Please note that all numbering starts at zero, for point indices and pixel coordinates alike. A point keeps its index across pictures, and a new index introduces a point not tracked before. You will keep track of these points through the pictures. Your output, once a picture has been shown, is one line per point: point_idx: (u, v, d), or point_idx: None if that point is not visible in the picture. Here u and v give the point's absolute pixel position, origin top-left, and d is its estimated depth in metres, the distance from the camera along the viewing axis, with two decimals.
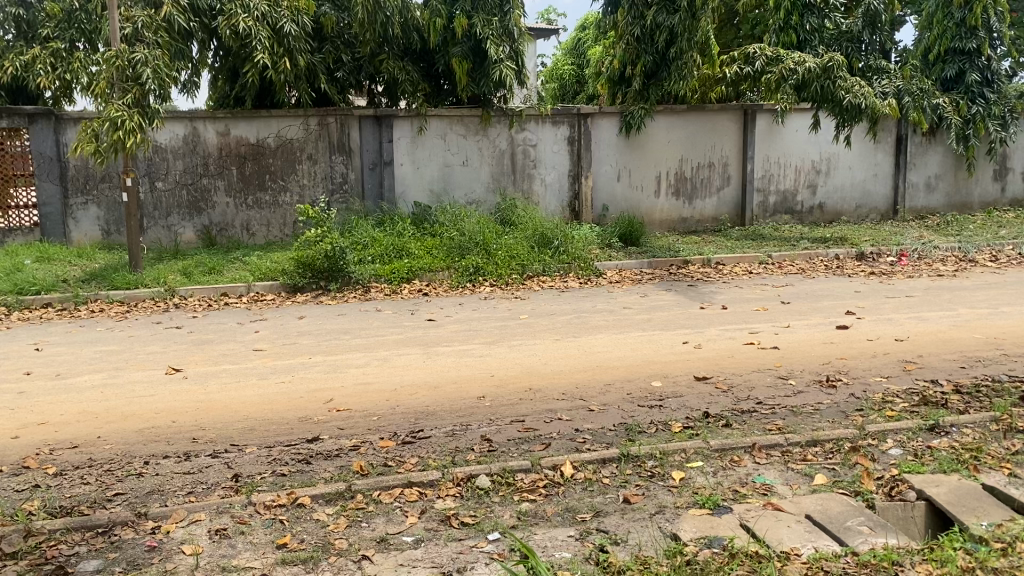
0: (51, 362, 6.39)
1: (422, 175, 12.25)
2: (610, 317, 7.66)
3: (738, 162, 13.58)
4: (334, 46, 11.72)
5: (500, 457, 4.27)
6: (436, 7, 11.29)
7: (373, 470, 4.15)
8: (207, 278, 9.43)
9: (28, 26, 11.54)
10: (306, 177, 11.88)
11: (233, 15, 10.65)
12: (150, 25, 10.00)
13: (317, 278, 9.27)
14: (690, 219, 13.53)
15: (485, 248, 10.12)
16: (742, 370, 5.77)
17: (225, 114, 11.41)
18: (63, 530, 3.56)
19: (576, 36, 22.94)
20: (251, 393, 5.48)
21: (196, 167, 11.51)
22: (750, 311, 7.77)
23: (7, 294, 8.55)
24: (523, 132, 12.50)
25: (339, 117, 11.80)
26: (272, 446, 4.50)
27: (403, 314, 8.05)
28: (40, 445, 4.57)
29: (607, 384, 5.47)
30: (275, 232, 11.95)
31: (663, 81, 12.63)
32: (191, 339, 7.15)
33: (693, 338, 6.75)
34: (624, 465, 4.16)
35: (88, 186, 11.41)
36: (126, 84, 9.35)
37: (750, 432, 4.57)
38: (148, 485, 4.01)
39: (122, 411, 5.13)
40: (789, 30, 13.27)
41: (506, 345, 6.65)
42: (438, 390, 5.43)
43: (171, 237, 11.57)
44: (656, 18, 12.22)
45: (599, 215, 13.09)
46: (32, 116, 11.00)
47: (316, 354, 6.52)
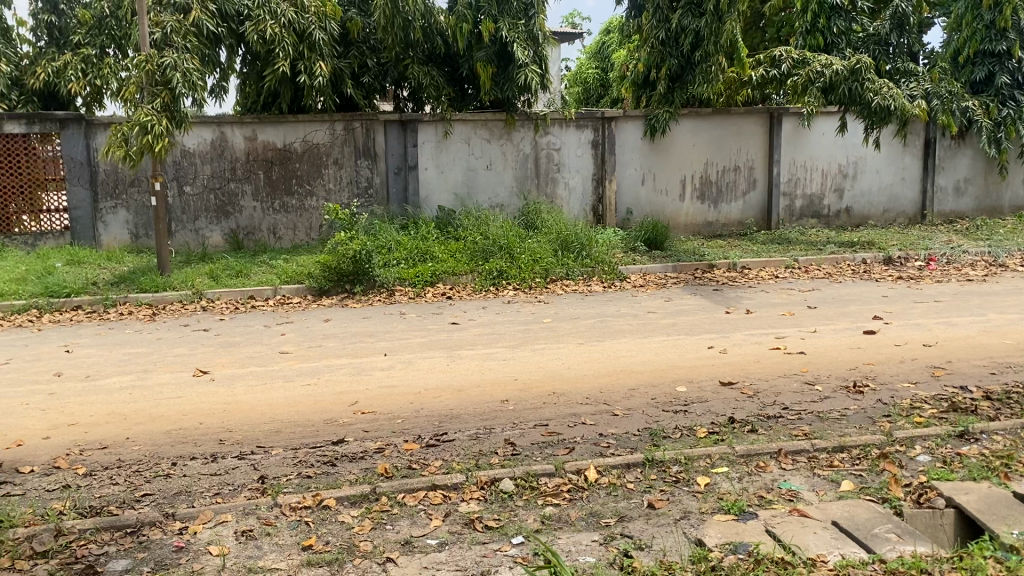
0: (81, 364, 6.48)
1: (447, 179, 12.29)
2: (634, 321, 7.64)
3: (764, 165, 13.50)
4: (359, 52, 11.84)
5: (524, 461, 4.27)
6: (462, 12, 11.32)
7: (398, 472, 4.17)
8: (233, 281, 9.52)
9: (60, 32, 11.87)
10: (331, 182, 11.97)
11: (261, 21, 10.77)
12: (179, 30, 10.12)
13: (342, 280, 9.32)
14: (716, 223, 13.46)
15: (509, 251, 10.14)
16: (768, 375, 5.73)
17: (252, 119, 11.51)
18: (93, 529, 3.61)
19: (600, 40, 22.88)
20: (278, 395, 5.51)
21: (224, 172, 11.61)
22: (775, 316, 7.72)
23: (38, 297, 8.67)
24: (547, 136, 12.51)
25: (365, 122, 11.89)
26: (297, 448, 4.53)
27: (426, 318, 8.09)
28: (71, 445, 4.63)
29: (632, 389, 5.46)
30: (302, 236, 12.04)
31: (687, 85, 12.51)
32: (218, 341, 7.22)
33: (719, 342, 6.72)
34: (649, 471, 4.15)
35: (117, 190, 11.54)
36: (156, 89, 9.48)
37: (776, 438, 4.53)
38: (176, 486, 4.05)
39: (150, 412, 5.19)
40: (816, 33, 13.20)
41: (529, 349, 6.65)
42: (462, 394, 5.44)
43: (199, 240, 11.68)
44: (682, 22, 12.11)
45: (624, 219, 13.08)
46: (64, 121, 11.17)
47: (341, 356, 6.57)
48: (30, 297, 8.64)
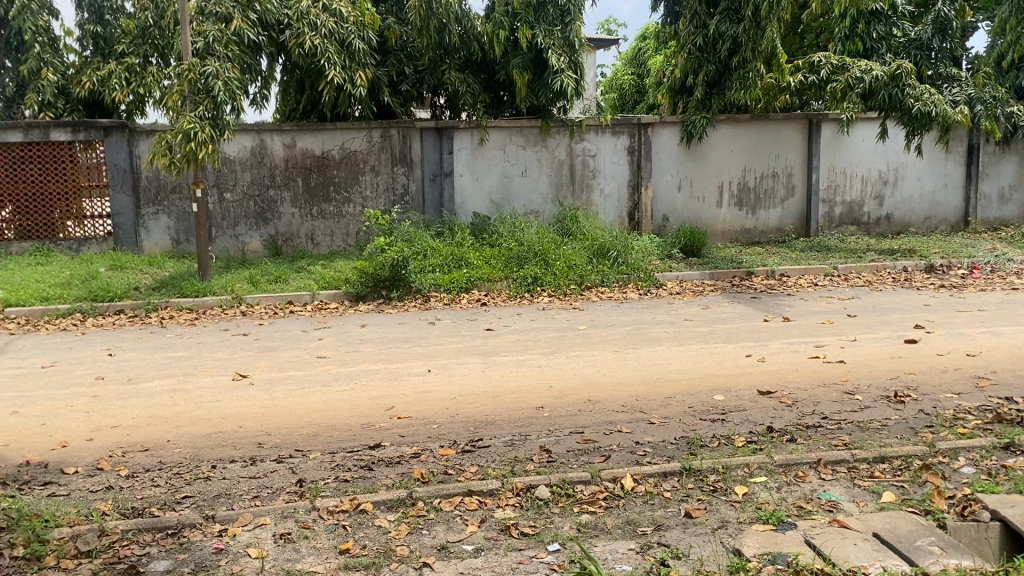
0: (124, 367, 6.58)
1: (483, 186, 12.32)
2: (671, 329, 7.59)
3: (802, 172, 13.37)
4: (397, 59, 11.94)
5: (559, 468, 4.26)
6: (499, 19, 11.30)
7: (434, 477, 4.18)
8: (274, 286, 9.64)
9: (105, 42, 12.01)
10: (368, 188, 12.06)
11: (302, 34, 10.88)
12: (221, 39, 10.31)
13: (378, 287, 9.42)
14: (754, 230, 13.35)
15: (545, 258, 10.13)
16: (807, 384, 5.66)
17: (291, 127, 11.64)
18: (135, 530, 3.66)
19: (637, 46, 22.82)
20: (316, 399, 5.56)
21: (264, 179, 11.76)
22: (814, 325, 7.62)
23: (81, 301, 8.84)
24: (582, 142, 12.49)
25: (401, 129, 11.96)
26: (335, 452, 4.56)
27: (461, 324, 8.10)
28: (113, 447, 4.70)
29: (668, 397, 5.42)
30: (340, 242, 12.15)
31: (725, 90, 12.56)
32: (257, 346, 7.30)
33: (757, 351, 6.65)
34: (687, 479, 4.11)
35: (159, 197, 11.71)
36: (198, 97, 9.63)
37: (816, 447, 4.48)
38: (216, 489, 4.10)
39: (191, 416, 5.25)
40: (855, 38, 13.13)
41: (564, 356, 6.64)
42: (498, 400, 5.44)
43: (239, 246, 11.84)
44: (719, 27, 12.10)
45: (660, 225, 13.01)
46: (107, 128, 11.37)
47: (378, 361, 6.61)
48: (74, 302, 8.81)
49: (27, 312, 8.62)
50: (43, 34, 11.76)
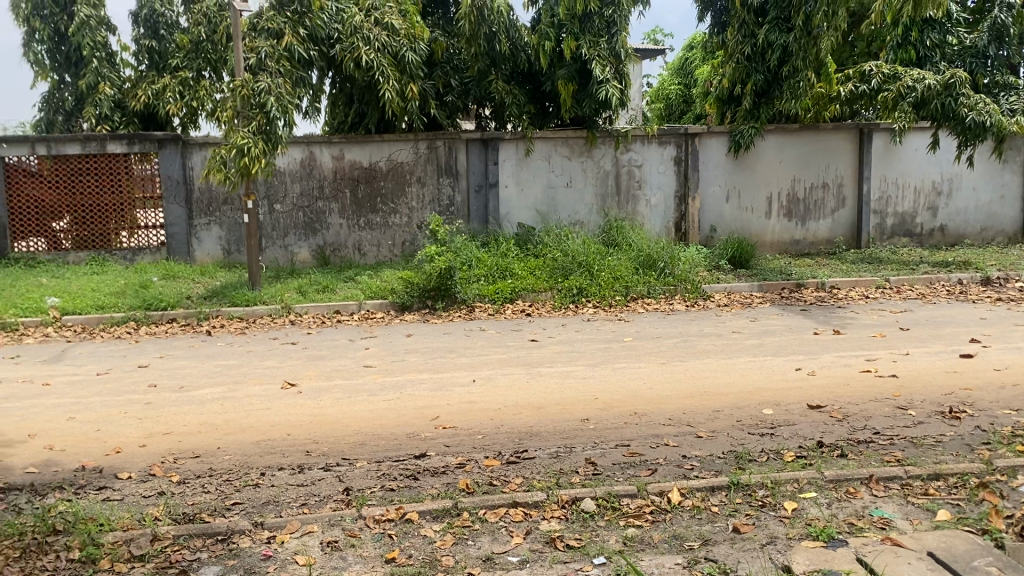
0: (175, 375, 6.70)
1: (528, 197, 12.34)
2: (718, 342, 7.51)
3: (852, 182, 13.16)
4: (443, 71, 12.10)
5: (605, 481, 4.23)
6: (545, 30, 11.34)
7: (479, 488, 4.18)
8: (321, 296, 9.75)
9: (159, 57, 12.31)
10: (415, 200, 12.16)
11: (355, 49, 11.05)
12: (273, 55, 10.21)
13: (424, 297, 9.48)
14: (803, 241, 13.17)
15: (589, 268, 10.09)
16: (859, 399, 5.55)
17: (339, 139, 11.78)
18: (186, 535, 3.72)
19: (683, 56, 22.73)
20: (363, 408, 5.60)
21: (312, 191, 11.93)
22: (865, 338, 7.48)
23: (136, 309, 9.03)
24: (628, 153, 12.46)
25: (447, 141, 12.05)
26: (381, 461, 4.59)
27: (506, 334, 8.11)
28: (166, 454, 4.78)
29: (716, 411, 5.35)
30: (386, 252, 12.26)
31: (774, 100, 12.29)
32: (305, 354, 7.38)
33: (807, 364, 6.55)
34: (734, 494, 4.06)
35: (211, 208, 11.92)
36: (251, 113, 9.77)
37: (867, 463, 4.39)
38: (265, 496, 4.15)
39: (240, 423, 5.32)
40: (908, 47, 13.08)
41: (610, 368, 6.60)
42: (543, 411, 5.43)
43: (288, 256, 12.01)
44: (769, 36, 11.88)
45: (707, 236, 12.91)
46: (161, 141, 11.64)
47: (423, 371, 6.64)
48: (129, 310, 8.99)
49: (83, 321, 8.83)
50: (101, 49, 12.10)
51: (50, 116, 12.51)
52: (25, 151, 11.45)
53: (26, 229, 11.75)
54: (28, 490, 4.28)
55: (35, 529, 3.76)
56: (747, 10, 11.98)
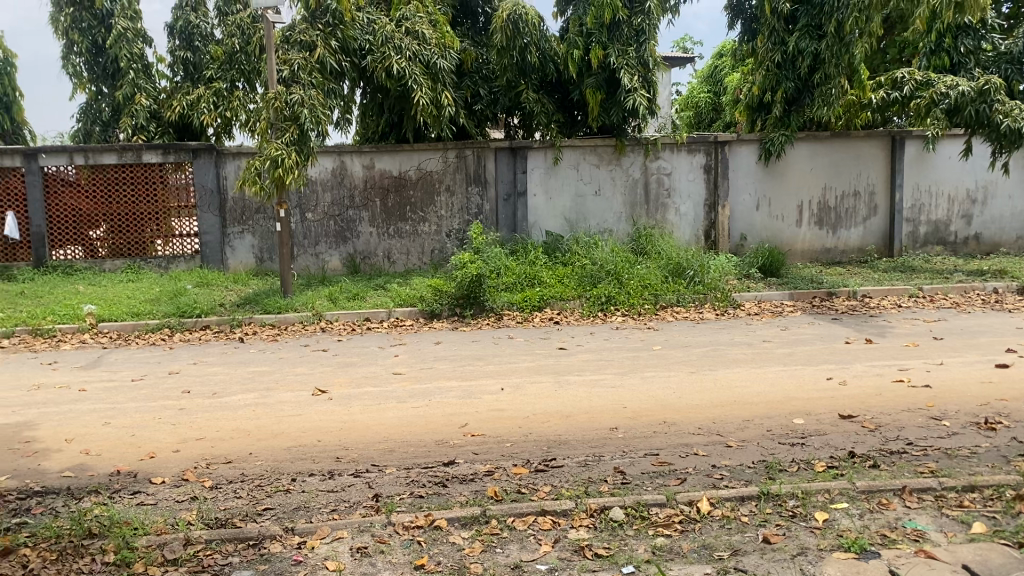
0: (208, 381, 6.78)
1: (557, 205, 12.35)
2: (748, 351, 7.46)
3: (885, 190, 13.03)
4: (472, 81, 12.15)
5: (634, 490, 4.22)
6: (573, 39, 11.38)
7: (507, 496, 4.18)
8: (351, 303, 9.82)
9: (194, 68, 12.51)
10: (443, 208, 12.24)
11: (387, 58, 11.13)
12: (306, 67, 10.42)
13: (453, 305, 9.52)
14: (835, 249, 13.04)
15: (618, 277, 10.07)
16: (890, 409, 5.49)
17: (370, 149, 11.88)
18: (218, 540, 3.76)
19: (713, 64, 22.66)
20: (393, 415, 5.64)
21: (343, 200, 12.04)
22: (898, 347, 7.39)
23: (170, 316, 9.16)
24: (657, 161, 12.43)
25: (476, 149, 12.10)
26: (410, 468, 4.61)
27: (535, 342, 8.12)
28: (199, 459, 4.84)
29: (746, 420, 5.32)
30: (415, 260, 12.34)
31: (805, 108, 12.29)
32: (336, 362, 7.45)
33: (838, 374, 6.48)
34: (765, 504, 4.03)
35: (244, 217, 12.07)
36: (284, 124, 9.88)
37: (900, 474, 4.34)
38: (296, 501, 4.19)
39: (272, 429, 5.38)
40: (941, 53, 12.99)
41: (639, 377, 6.58)
42: (571, 420, 5.43)
43: (319, 264, 12.14)
44: (799, 44, 11.82)
45: (738, 244, 12.83)
46: (195, 151, 11.81)
47: (452, 379, 6.66)
48: (163, 317, 9.13)
49: (118, 328, 8.97)
50: (137, 61, 12.31)
51: (87, 127, 12.77)
52: (63, 161, 11.70)
53: (64, 237, 11.96)
54: (64, 493, 4.36)
55: (71, 532, 3.83)
56: (778, 17, 11.91)
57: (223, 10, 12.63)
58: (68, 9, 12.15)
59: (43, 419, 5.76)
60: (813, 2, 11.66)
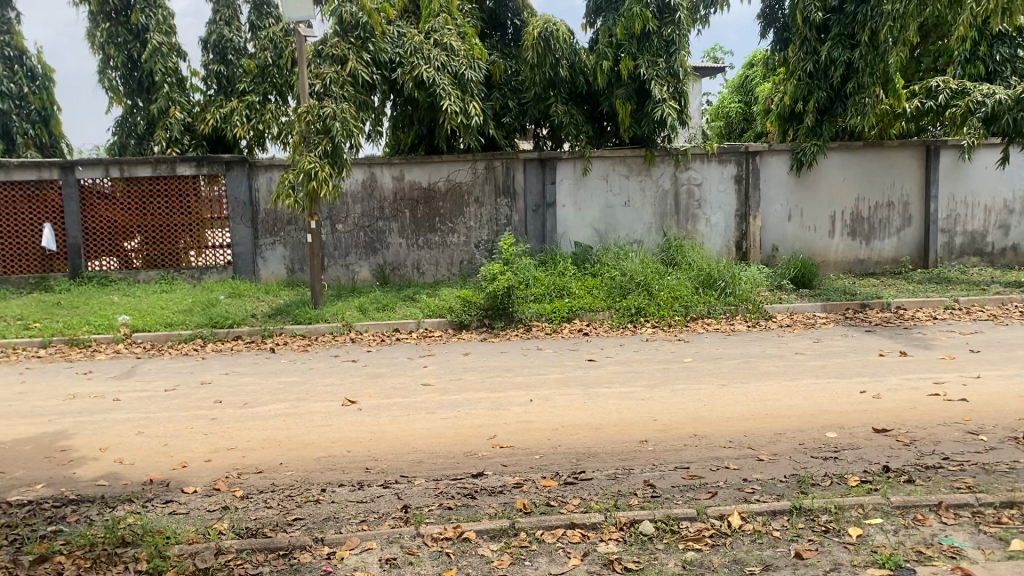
0: (239, 391, 6.85)
1: (586, 216, 12.34)
2: (780, 363, 7.38)
3: (919, 200, 12.87)
4: (501, 94, 12.21)
5: (664, 504, 4.18)
6: (603, 50, 11.42)
7: (536, 508, 4.17)
8: (381, 314, 9.87)
9: (227, 81, 12.70)
10: (472, 219, 12.28)
11: (415, 67, 11.20)
12: (337, 80, 10.55)
13: (482, 316, 9.54)
14: (868, 260, 12.88)
15: (648, 288, 10.02)
16: (925, 423, 5.39)
17: (400, 160, 11.97)
18: (249, 550, 3.79)
19: (743, 74, 22.54)
20: (421, 426, 5.65)
21: (373, 211, 12.13)
22: (933, 360, 7.28)
23: (203, 326, 9.27)
24: (687, 171, 12.38)
25: (505, 160, 12.13)
26: (439, 479, 4.62)
27: (564, 354, 8.10)
28: (230, 469, 4.88)
29: (778, 434, 5.25)
30: (444, 271, 12.38)
31: (838, 117, 12.16)
32: (365, 372, 7.48)
33: (872, 387, 6.39)
34: (797, 519, 3.97)
35: (276, 228, 12.19)
36: (316, 137, 9.96)
37: (936, 489, 4.26)
38: (325, 512, 4.20)
39: (302, 439, 5.41)
40: (976, 61, 12.75)
41: (669, 389, 6.53)
42: (600, 432, 5.40)
43: (349, 275, 12.23)
44: (832, 53, 11.74)
45: (769, 255, 12.72)
46: (228, 163, 11.96)
47: (481, 390, 6.66)
48: (196, 328, 9.23)
49: (152, 338, 9.08)
50: (171, 75, 12.48)
51: (123, 140, 13.00)
52: (99, 174, 11.90)
53: (100, 248, 12.16)
54: (98, 502, 4.41)
55: (105, 540, 3.87)
56: (810, 26, 11.83)
57: (255, 24, 12.81)
58: (104, 25, 12.33)
59: (79, 428, 5.85)
60: (846, 12, 11.62)
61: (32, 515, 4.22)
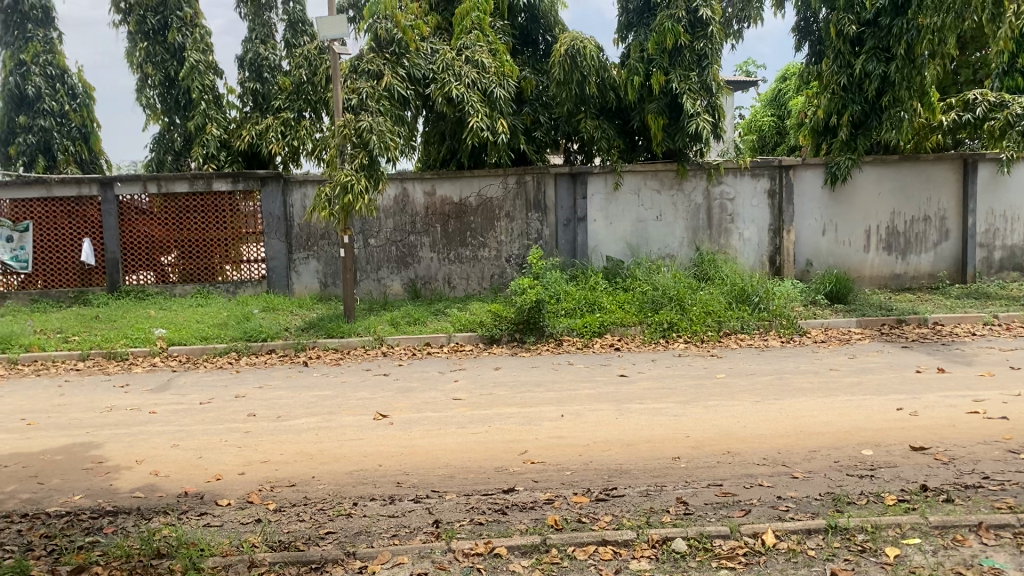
0: (273, 405, 6.90)
1: (618, 230, 12.32)
2: (815, 379, 7.29)
3: (956, 215, 12.68)
4: (532, 108, 12.35)
5: (697, 521, 4.14)
6: (634, 65, 11.44)
7: (568, 524, 4.15)
8: (412, 328, 9.92)
9: (263, 98, 12.88)
10: (503, 234, 12.31)
11: (446, 84, 11.27)
12: (374, 95, 10.54)
13: (513, 330, 9.55)
14: (904, 275, 12.70)
15: (680, 302, 9.96)
16: (965, 441, 5.29)
17: (431, 175, 12.05)
18: (281, 562, 3.81)
19: (776, 88, 22.42)
20: (452, 441, 5.65)
21: (405, 226, 12.22)
22: (972, 377, 7.15)
23: (237, 340, 9.37)
24: (720, 186, 12.33)
25: (536, 175, 12.16)
26: (470, 494, 4.61)
27: (595, 369, 8.07)
28: (263, 482, 4.92)
29: (812, 451, 5.19)
30: (475, 285, 12.41)
31: (872, 131, 11.99)
32: (397, 386, 7.51)
33: (909, 404, 6.29)
34: (833, 538, 3.92)
35: (310, 243, 12.31)
36: (354, 151, 10.02)
37: (977, 509, 4.17)
38: (357, 526, 4.22)
39: (333, 453, 5.45)
40: (1014, 73, 12.62)
41: (702, 405, 6.47)
42: (632, 448, 5.37)
43: (381, 289, 12.31)
44: (866, 66, 11.58)
45: (803, 270, 12.60)
46: (264, 179, 12.12)
47: (512, 405, 6.65)
48: (231, 342, 9.33)
49: (187, 351, 9.19)
50: (208, 92, 12.67)
51: (160, 156, 13.23)
52: (137, 189, 12.10)
53: (137, 263, 12.35)
54: (135, 513, 4.46)
55: (141, 551, 3.92)
56: (844, 39, 11.75)
57: (291, 42, 13.00)
58: (143, 44, 12.60)
59: (116, 440, 5.93)
60: (881, 25, 11.44)
61: (70, 526, 4.28)
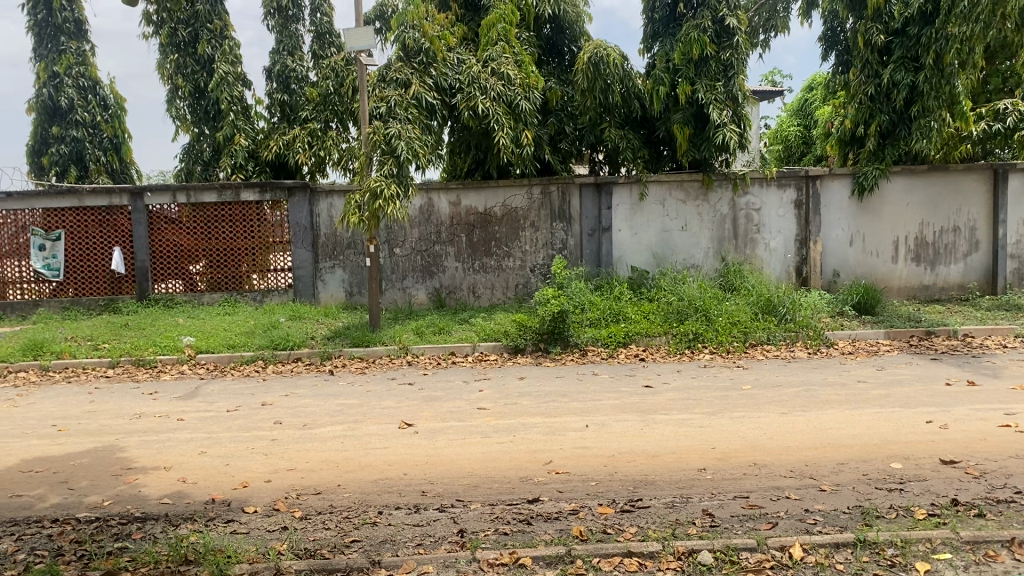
0: (299, 413, 6.93)
1: (643, 240, 12.28)
2: (843, 392, 7.21)
3: (986, 225, 12.51)
4: (557, 119, 12.33)
5: (723, 534, 4.11)
6: (660, 75, 11.48)
7: (592, 536, 4.13)
8: (438, 337, 9.94)
9: (291, 109, 12.99)
10: (528, 243, 12.32)
11: (473, 97, 11.33)
12: (402, 103, 10.75)
13: (538, 340, 9.55)
14: (933, 286, 12.55)
15: (706, 313, 9.91)
16: (997, 455, 5.21)
17: (456, 185, 12.09)
18: (307, 571, 3.83)
19: (803, 96, 22.30)
20: (477, 451, 5.65)
21: (430, 235, 12.27)
22: (1003, 390, 7.03)
23: (264, 348, 9.42)
24: (745, 196, 12.26)
25: (561, 186, 12.18)
26: (495, 504, 4.61)
27: (619, 380, 8.03)
28: (289, 490, 4.94)
29: (841, 464, 5.14)
30: (499, 294, 12.43)
31: (901, 140, 11.91)
32: (422, 396, 7.52)
33: (939, 417, 6.20)
34: (861, 552, 3.87)
35: (336, 252, 12.39)
36: (382, 158, 10.10)
37: (1009, 524, 4.11)
38: (383, 534, 4.23)
39: (359, 461, 5.46)
40: None
41: (728, 417, 6.42)
42: (658, 459, 5.34)
43: (406, 298, 12.39)
44: (894, 76, 11.50)
45: (830, 280, 12.49)
46: (291, 188, 12.21)
47: (536, 415, 6.63)
48: (258, 349, 9.40)
49: (215, 359, 9.28)
50: (237, 103, 12.82)
51: (189, 166, 13.37)
52: (167, 200, 12.26)
53: (166, 272, 12.49)
54: (163, 520, 4.50)
55: (169, 557, 3.95)
56: (872, 49, 11.64)
57: (318, 54, 13.14)
58: (173, 56, 12.76)
59: (145, 446, 5.98)
60: (909, 34, 11.37)
61: (99, 531, 4.33)
